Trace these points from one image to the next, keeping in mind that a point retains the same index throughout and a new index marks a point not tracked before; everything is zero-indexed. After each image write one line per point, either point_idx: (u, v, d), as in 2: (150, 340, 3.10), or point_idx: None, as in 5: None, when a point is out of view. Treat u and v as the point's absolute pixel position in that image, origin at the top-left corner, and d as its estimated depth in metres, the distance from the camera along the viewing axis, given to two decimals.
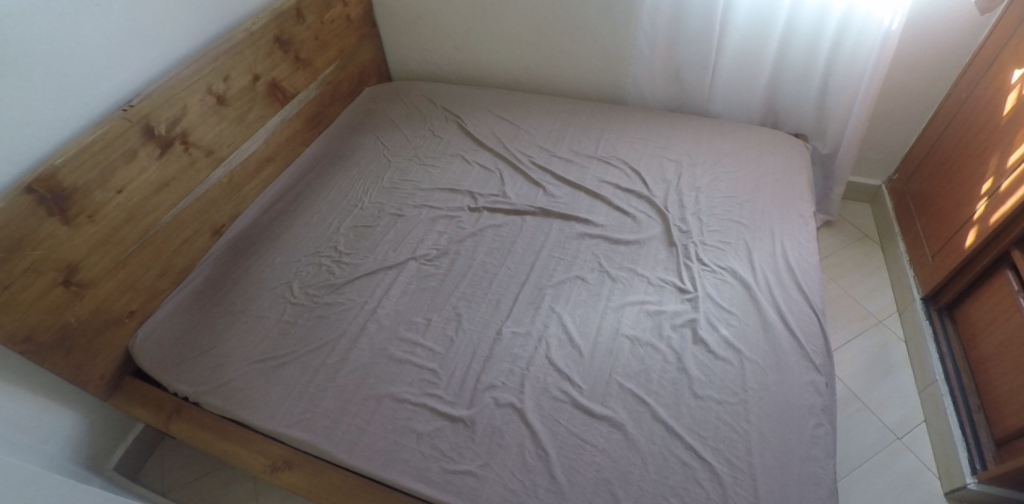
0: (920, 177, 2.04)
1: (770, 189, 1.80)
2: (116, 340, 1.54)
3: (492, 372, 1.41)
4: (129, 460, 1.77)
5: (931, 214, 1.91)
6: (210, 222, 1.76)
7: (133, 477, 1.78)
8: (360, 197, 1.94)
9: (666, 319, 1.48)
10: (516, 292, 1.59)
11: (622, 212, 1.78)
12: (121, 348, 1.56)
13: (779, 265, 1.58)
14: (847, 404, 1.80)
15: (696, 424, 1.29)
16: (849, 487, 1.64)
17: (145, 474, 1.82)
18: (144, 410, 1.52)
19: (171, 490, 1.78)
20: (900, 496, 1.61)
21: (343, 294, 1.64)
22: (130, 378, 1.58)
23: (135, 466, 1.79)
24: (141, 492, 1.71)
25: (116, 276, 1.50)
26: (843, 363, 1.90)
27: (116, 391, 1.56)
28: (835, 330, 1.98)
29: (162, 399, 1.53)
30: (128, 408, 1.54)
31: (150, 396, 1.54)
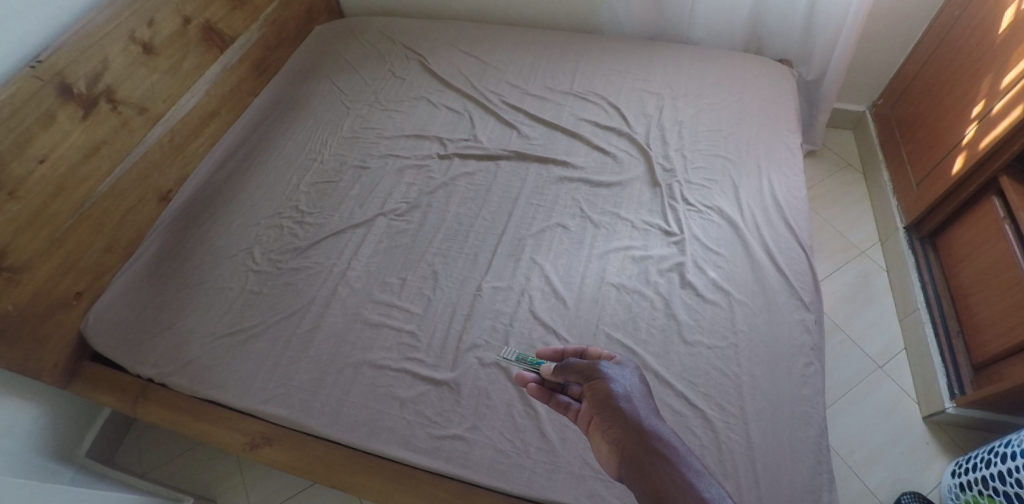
0: (906, 102, 1.97)
1: (755, 122, 1.73)
2: (66, 324, 1.43)
3: (474, 329, 1.35)
4: (99, 446, 1.71)
5: (918, 140, 1.86)
6: (155, 188, 1.61)
7: (109, 462, 1.73)
8: (319, 150, 1.80)
9: (653, 264, 1.42)
10: (494, 244, 1.51)
11: (602, 151, 1.69)
12: (73, 333, 1.46)
13: (767, 202, 1.54)
14: (830, 337, 1.80)
15: (687, 371, 1.26)
16: (833, 418, 1.66)
17: (121, 457, 1.78)
18: (108, 395, 1.44)
19: (151, 471, 1.75)
20: (881, 423, 1.65)
21: (309, 257, 1.54)
22: (88, 363, 1.49)
23: (107, 451, 1.74)
24: (119, 476, 1.66)
25: (54, 256, 1.37)
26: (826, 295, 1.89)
27: (76, 377, 1.48)
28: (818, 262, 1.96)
29: (126, 383, 1.45)
30: (90, 393, 1.46)
31: (112, 380, 1.46)
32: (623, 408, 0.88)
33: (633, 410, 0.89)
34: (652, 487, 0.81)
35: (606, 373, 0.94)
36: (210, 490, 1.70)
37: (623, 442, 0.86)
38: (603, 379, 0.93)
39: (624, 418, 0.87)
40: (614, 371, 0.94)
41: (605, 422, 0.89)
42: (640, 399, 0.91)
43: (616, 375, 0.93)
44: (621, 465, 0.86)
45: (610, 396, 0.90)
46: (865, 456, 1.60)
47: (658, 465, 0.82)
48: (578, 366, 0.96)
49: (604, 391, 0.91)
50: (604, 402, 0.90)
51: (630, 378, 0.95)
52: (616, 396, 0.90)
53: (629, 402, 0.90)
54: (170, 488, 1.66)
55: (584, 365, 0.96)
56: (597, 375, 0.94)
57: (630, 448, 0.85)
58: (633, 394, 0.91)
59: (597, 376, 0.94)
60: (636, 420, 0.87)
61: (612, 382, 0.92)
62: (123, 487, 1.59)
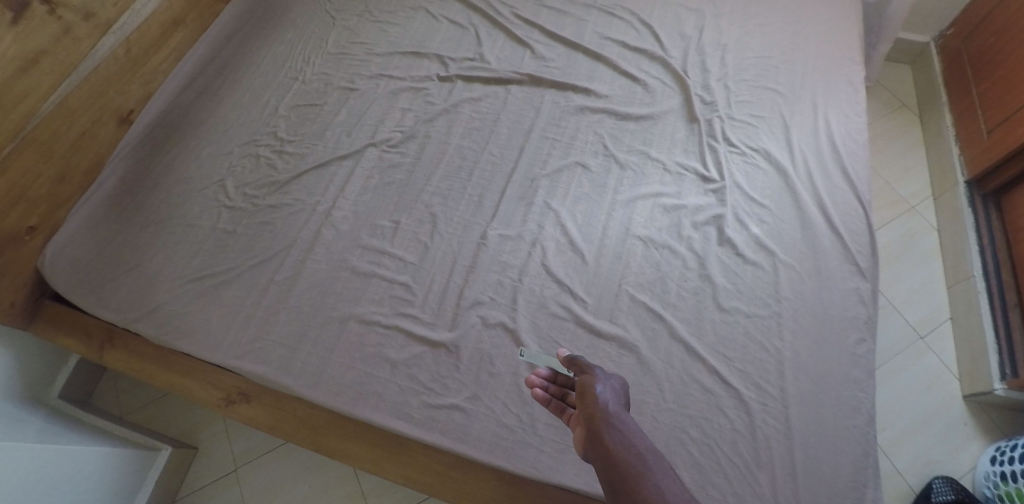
0: (986, 32, 1.69)
1: (810, 50, 1.48)
2: (21, 261, 1.25)
3: (476, 284, 1.18)
4: (72, 388, 1.57)
5: (994, 80, 1.61)
6: (112, 108, 1.37)
7: (84, 403, 1.59)
8: (301, 68, 1.57)
9: (686, 216, 1.22)
10: (502, 185, 1.31)
11: (630, 78, 1.44)
12: (30, 270, 1.28)
13: (821, 148, 1.32)
14: None
15: (722, 343, 1.10)
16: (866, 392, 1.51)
17: (98, 398, 1.64)
18: (71, 339, 1.29)
19: (129, 414, 1.62)
20: (918, 399, 1.50)
21: (289, 194, 1.35)
22: (50, 303, 1.32)
23: (82, 392, 1.60)
24: (95, 420, 1.52)
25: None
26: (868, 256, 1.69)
27: (36, 318, 1.31)
28: None
29: (90, 326, 1.29)
30: (51, 337, 1.30)
31: (76, 323, 1.30)
32: (602, 400, 0.81)
33: (613, 408, 0.81)
34: (616, 477, 0.71)
35: (600, 372, 0.88)
36: (192, 436, 1.58)
37: (592, 426, 0.78)
38: (594, 376, 0.87)
39: (602, 407, 0.79)
40: (608, 376, 0.88)
41: (581, 411, 0.81)
42: (625, 406, 0.83)
43: (608, 378, 0.87)
44: (590, 457, 0.76)
45: (594, 388, 0.83)
46: (898, 434, 1.46)
47: (626, 453, 0.73)
48: (574, 362, 0.91)
49: (590, 385, 0.85)
50: (587, 393, 0.83)
51: (620, 386, 0.88)
52: (600, 392, 0.82)
53: (611, 401, 0.82)
54: (150, 434, 1.53)
55: (580, 363, 0.91)
56: (588, 372, 0.88)
57: (595, 428, 0.77)
58: (619, 397, 0.84)
59: (590, 372, 0.88)
60: (612, 410, 0.79)
61: (601, 381, 0.86)
62: (99, 434, 1.45)
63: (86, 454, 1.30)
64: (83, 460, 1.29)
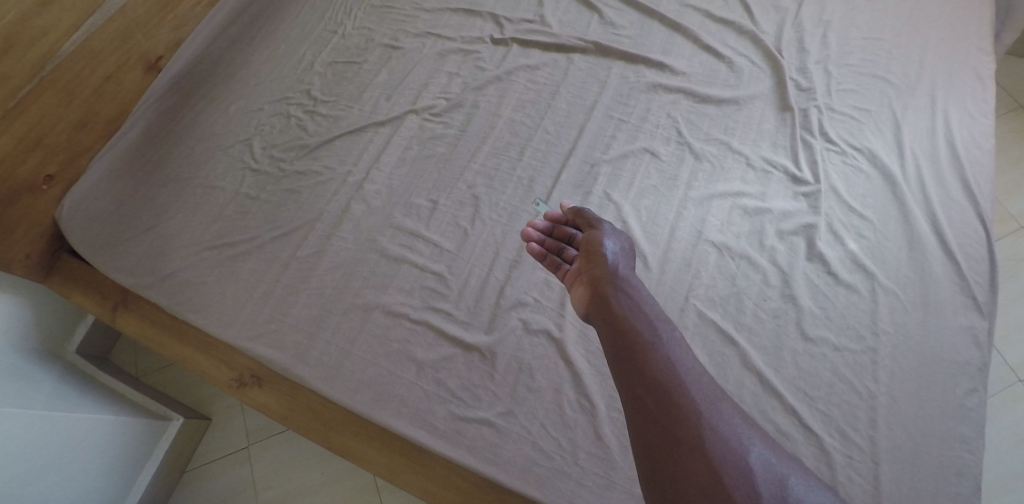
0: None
1: (931, 34, 1.25)
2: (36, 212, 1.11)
3: (519, 281, 1.03)
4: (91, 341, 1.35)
5: None
6: (139, 53, 1.23)
7: (102, 359, 1.38)
8: (341, 20, 1.42)
9: (771, 222, 1.05)
10: (556, 168, 1.14)
11: (713, 54, 1.24)
12: (47, 222, 1.14)
13: (938, 153, 1.11)
14: None
15: (804, 379, 0.94)
16: None
17: (117, 353, 1.43)
18: (85, 297, 1.15)
19: (148, 376, 1.40)
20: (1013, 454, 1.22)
21: (318, 160, 1.22)
22: (67, 258, 1.18)
23: (99, 347, 1.38)
24: (109, 381, 1.29)
25: (11, 133, 1.02)
26: None
27: (53, 274, 1.17)
28: None
29: (107, 285, 1.16)
30: (66, 292, 1.16)
31: (94, 283, 1.16)
32: (608, 259, 0.87)
33: (619, 266, 0.86)
34: (623, 338, 0.76)
35: (607, 230, 0.92)
36: (206, 406, 1.38)
37: (599, 290, 0.84)
38: (602, 232, 0.91)
39: (608, 271, 0.85)
40: (613, 231, 0.93)
41: (587, 273, 0.87)
42: (629, 264, 0.89)
43: (614, 235, 0.92)
44: (595, 313, 0.83)
45: (601, 247, 0.88)
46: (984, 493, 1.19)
47: (633, 320, 0.78)
48: (581, 215, 0.95)
49: (598, 241, 0.89)
50: (595, 249, 0.88)
51: (626, 244, 0.92)
52: (608, 251, 0.88)
53: (618, 260, 0.87)
54: (164, 401, 1.32)
55: (589, 217, 0.95)
56: (597, 229, 0.92)
57: (601, 290, 0.83)
58: (625, 256, 0.90)
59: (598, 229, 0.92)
60: (619, 272, 0.85)
61: (609, 238, 0.90)
62: (116, 401, 1.23)
63: (70, 463, 1.06)
64: (68, 469, 1.06)
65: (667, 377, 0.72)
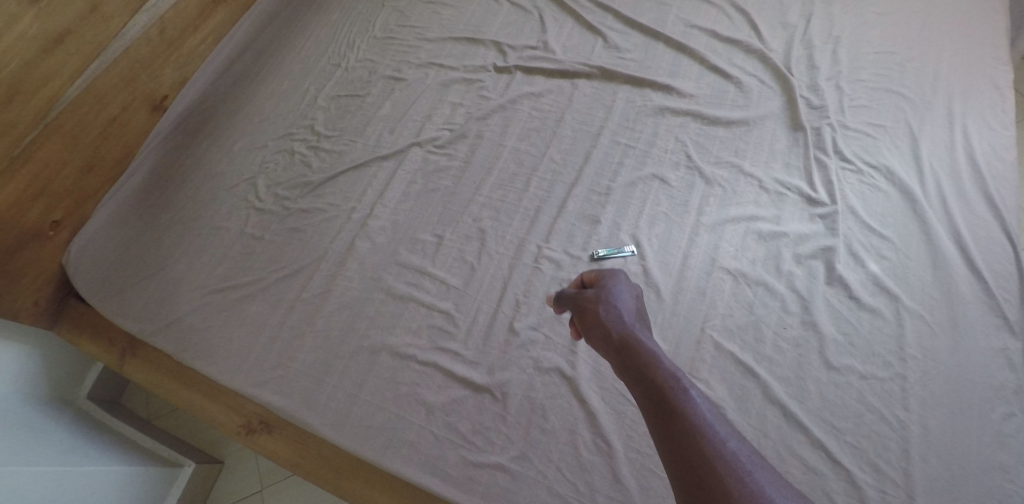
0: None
1: (944, 45, 1.21)
2: (45, 259, 1.11)
3: (529, 317, 1.00)
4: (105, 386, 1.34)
5: None
6: (146, 93, 1.22)
7: (114, 402, 1.36)
8: (345, 53, 1.42)
9: (788, 247, 1.02)
10: (563, 198, 1.12)
11: (721, 74, 1.22)
12: (56, 269, 1.14)
13: (958, 168, 1.07)
14: None
15: (830, 410, 0.89)
16: None
17: (129, 397, 1.40)
18: (92, 344, 1.14)
19: (159, 418, 1.38)
20: None
21: (323, 197, 1.20)
22: (77, 303, 1.17)
23: (113, 391, 1.36)
24: (122, 429, 1.27)
25: (16, 182, 1.00)
26: None
27: (62, 319, 1.16)
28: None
29: (116, 332, 1.14)
30: (73, 340, 1.14)
31: (100, 329, 1.15)
32: (605, 337, 0.72)
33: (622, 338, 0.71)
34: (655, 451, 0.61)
35: (596, 293, 0.77)
36: (215, 449, 1.35)
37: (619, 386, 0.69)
38: (592, 301, 0.76)
39: (611, 356, 0.70)
40: (604, 291, 0.77)
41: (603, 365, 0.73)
42: (633, 322, 0.72)
43: (604, 297, 0.76)
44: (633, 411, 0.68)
45: (594, 327, 0.74)
46: None
47: (656, 419, 0.62)
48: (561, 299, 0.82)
49: (592, 315, 0.75)
50: (590, 329, 0.74)
51: (619, 295, 0.76)
52: (600, 326, 0.73)
53: (615, 328, 0.72)
54: (175, 445, 1.29)
55: (568, 295, 0.81)
56: (583, 304, 0.77)
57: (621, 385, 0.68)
58: (625, 314, 0.74)
59: (588, 299, 0.77)
60: (620, 348, 0.69)
61: (600, 304, 0.75)
62: (124, 449, 1.20)
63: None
64: None
65: (712, 488, 0.55)
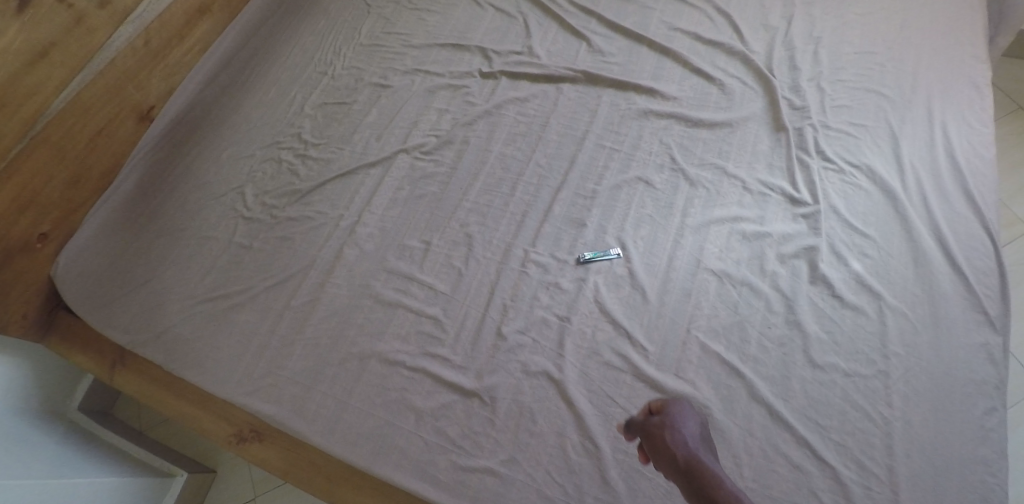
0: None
1: (923, 44, 1.23)
2: (32, 272, 1.11)
3: (516, 321, 1.01)
4: (96, 397, 1.34)
5: None
6: (132, 103, 1.21)
7: (105, 414, 1.36)
8: (331, 61, 1.42)
9: (771, 246, 1.03)
10: (549, 202, 1.13)
11: (704, 77, 1.23)
12: (43, 280, 1.13)
13: (938, 165, 1.08)
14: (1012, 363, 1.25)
15: (814, 407, 0.90)
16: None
17: (120, 408, 1.40)
18: (81, 356, 1.14)
19: (151, 428, 1.38)
20: None
21: (310, 205, 1.21)
22: (65, 315, 1.17)
23: (103, 402, 1.36)
24: (113, 440, 1.27)
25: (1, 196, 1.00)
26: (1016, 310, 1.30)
27: (50, 332, 1.16)
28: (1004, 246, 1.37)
29: (105, 343, 1.14)
30: (62, 352, 1.14)
31: (89, 340, 1.15)
32: (682, 465, 0.78)
33: (700, 467, 0.78)
34: None
35: (660, 419, 0.84)
36: (209, 458, 1.35)
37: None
38: (659, 428, 0.83)
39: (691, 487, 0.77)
40: (672, 422, 0.84)
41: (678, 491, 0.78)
42: (706, 456, 0.80)
43: (674, 428, 0.83)
44: None
45: (669, 452, 0.80)
46: None
47: None
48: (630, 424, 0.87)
49: (660, 442, 0.82)
50: (659, 455, 0.81)
51: (687, 429, 0.83)
52: (676, 455, 0.79)
53: (693, 459, 0.79)
54: (168, 456, 1.29)
55: (637, 422, 0.86)
56: (653, 428, 0.84)
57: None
58: (691, 440, 0.82)
59: (653, 424, 0.84)
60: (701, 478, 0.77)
61: (667, 430, 0.82)
62: (116, 460, 1.21)
63: None
64: None
65: None
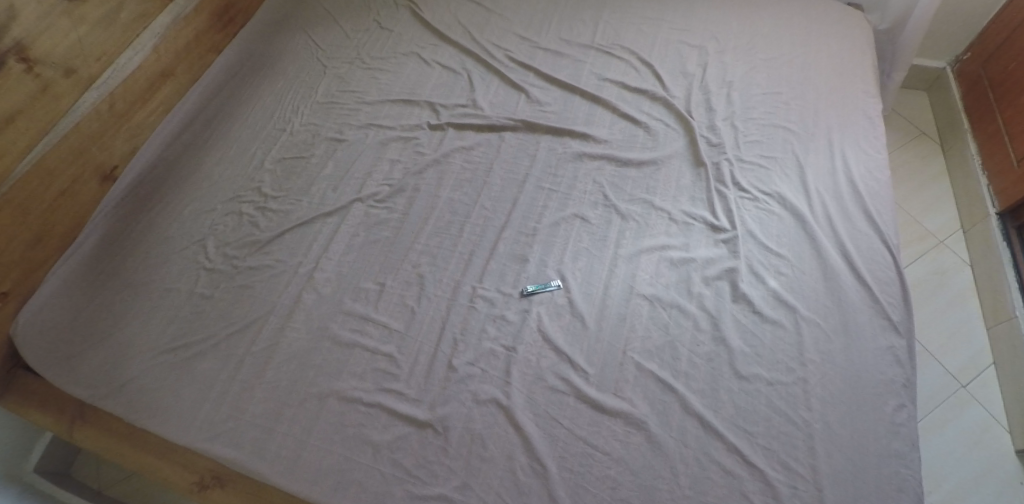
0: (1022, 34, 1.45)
1: (823, 83, 1.38)
2: None
3: (466, 353, 1.08)
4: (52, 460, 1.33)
5: (1011, 107, 1.45)
6: (95, 164, 1.27)
7: (62, 475, 1.35)
8: (290, 117, 1.49)
9: (696, 270, 1.13)
10: (493, 240, 1.21)
11: (631, 121, 1.35)
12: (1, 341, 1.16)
13: (840, 190, 1.21)
14: (925, 370, 1.36)
15: (742, 416, 0.98)
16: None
17: (78, 468, 1.39)
18: (41, 414, 1.15)
19: (109, 488, 1.36)
20: (984, 477, 1.23)
21: (271, 254, 1.26)
22: (24, 375, 1.19)
23: (61, 464, 1.35)
24: None
25: None
26: (926, 319, 1.42)
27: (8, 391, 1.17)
28: (910, 262, 1.50)
29: (64, 399, 1.16)
30: (20, 411, 1.16)
31: (50, 397, 1.16)
32: None
33: None
34: None
35: None
36: None
37: None
38: None
39: None
40: None
41: None
42: None
43: None
44: None
45: None
46: None
47: None
48: None
49: None
50: None
51: None
52: None
53: None
54: None
55: None
56: None
57: None
58: None
59: None
60: None
61: None
62: None
63: None
64: None
65: None
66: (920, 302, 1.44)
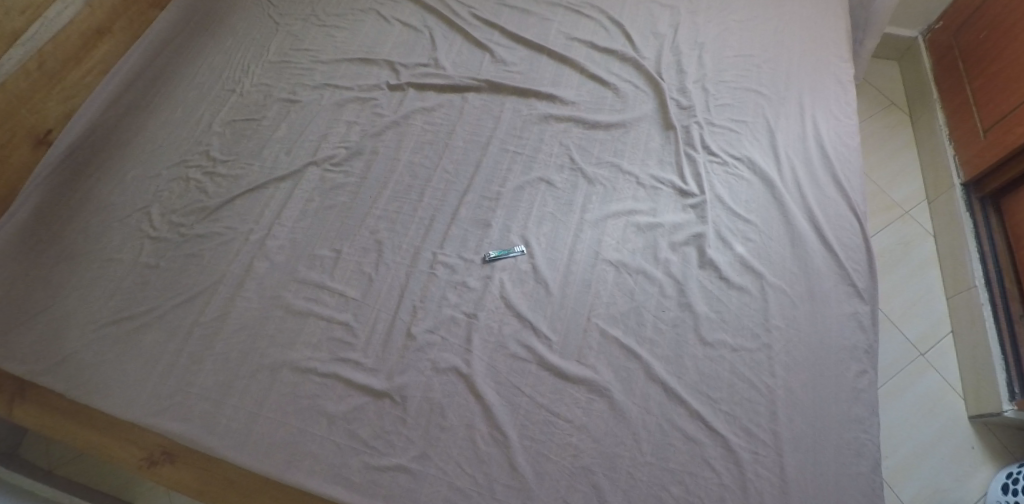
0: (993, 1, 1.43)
1: (795, 47, 1.35)
2: None
3: (425, 321, 1.04)
4: None
5: (981, 75, 1.43)
6: (25, 126, 1.18)
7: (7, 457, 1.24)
8: (239, 78, 1.40)
9: (663, 236, 1.10)
10: (455, 206, 1.17)
11: (599, 82, 1.31)
12: None
13: (810, 155, 1.19)
14: (886, 338, 1.37)
15: (705, 382, 0.97)
16: (902, 470, 1.23)
17: (25, 447, 1.28)
18: None
19: (59, 467, 1.27)
20: (940, 440, 1.25)
21: (219, 221, 1.19)
22: None
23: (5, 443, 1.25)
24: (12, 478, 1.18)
25: None
26: (889, 288, 1.43)
27: None
28: (876, 232, 1.50)
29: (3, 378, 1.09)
30: None
31: None
32: None
33: None
34: None
35: None
36: (132, 491, 1.26)
37: None
38: None
39: None
40: None
41: None
42: None
43: None
44: None
45: None
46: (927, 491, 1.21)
47: None
48: None
49: None
50: None
51: None
52: None
53: None
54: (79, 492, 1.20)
55: None
56: None
57: None
58: None
59: None
60: None
61: None
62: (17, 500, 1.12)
63: None
64: None
65: None
66: (883, 271, 1.45)
